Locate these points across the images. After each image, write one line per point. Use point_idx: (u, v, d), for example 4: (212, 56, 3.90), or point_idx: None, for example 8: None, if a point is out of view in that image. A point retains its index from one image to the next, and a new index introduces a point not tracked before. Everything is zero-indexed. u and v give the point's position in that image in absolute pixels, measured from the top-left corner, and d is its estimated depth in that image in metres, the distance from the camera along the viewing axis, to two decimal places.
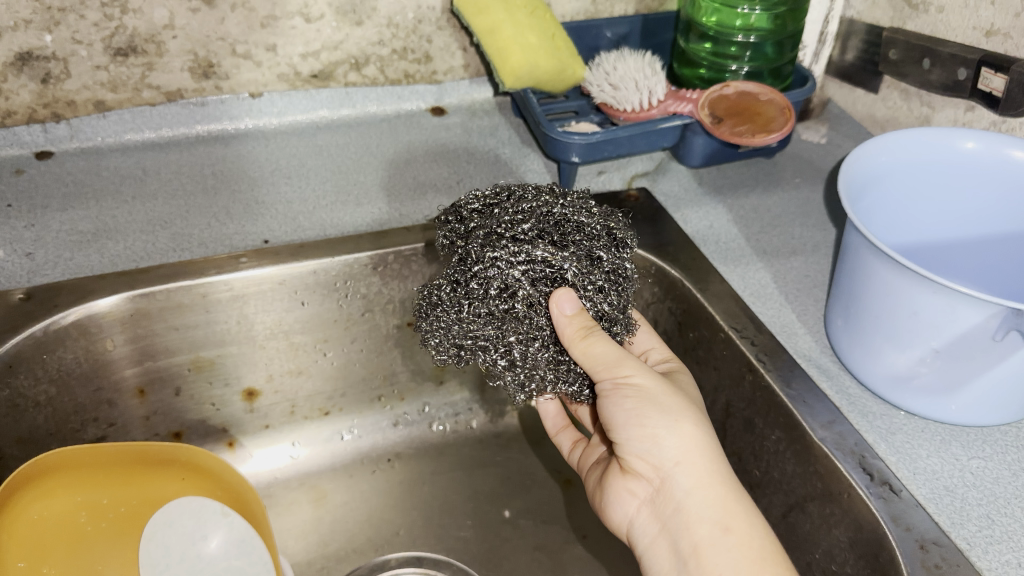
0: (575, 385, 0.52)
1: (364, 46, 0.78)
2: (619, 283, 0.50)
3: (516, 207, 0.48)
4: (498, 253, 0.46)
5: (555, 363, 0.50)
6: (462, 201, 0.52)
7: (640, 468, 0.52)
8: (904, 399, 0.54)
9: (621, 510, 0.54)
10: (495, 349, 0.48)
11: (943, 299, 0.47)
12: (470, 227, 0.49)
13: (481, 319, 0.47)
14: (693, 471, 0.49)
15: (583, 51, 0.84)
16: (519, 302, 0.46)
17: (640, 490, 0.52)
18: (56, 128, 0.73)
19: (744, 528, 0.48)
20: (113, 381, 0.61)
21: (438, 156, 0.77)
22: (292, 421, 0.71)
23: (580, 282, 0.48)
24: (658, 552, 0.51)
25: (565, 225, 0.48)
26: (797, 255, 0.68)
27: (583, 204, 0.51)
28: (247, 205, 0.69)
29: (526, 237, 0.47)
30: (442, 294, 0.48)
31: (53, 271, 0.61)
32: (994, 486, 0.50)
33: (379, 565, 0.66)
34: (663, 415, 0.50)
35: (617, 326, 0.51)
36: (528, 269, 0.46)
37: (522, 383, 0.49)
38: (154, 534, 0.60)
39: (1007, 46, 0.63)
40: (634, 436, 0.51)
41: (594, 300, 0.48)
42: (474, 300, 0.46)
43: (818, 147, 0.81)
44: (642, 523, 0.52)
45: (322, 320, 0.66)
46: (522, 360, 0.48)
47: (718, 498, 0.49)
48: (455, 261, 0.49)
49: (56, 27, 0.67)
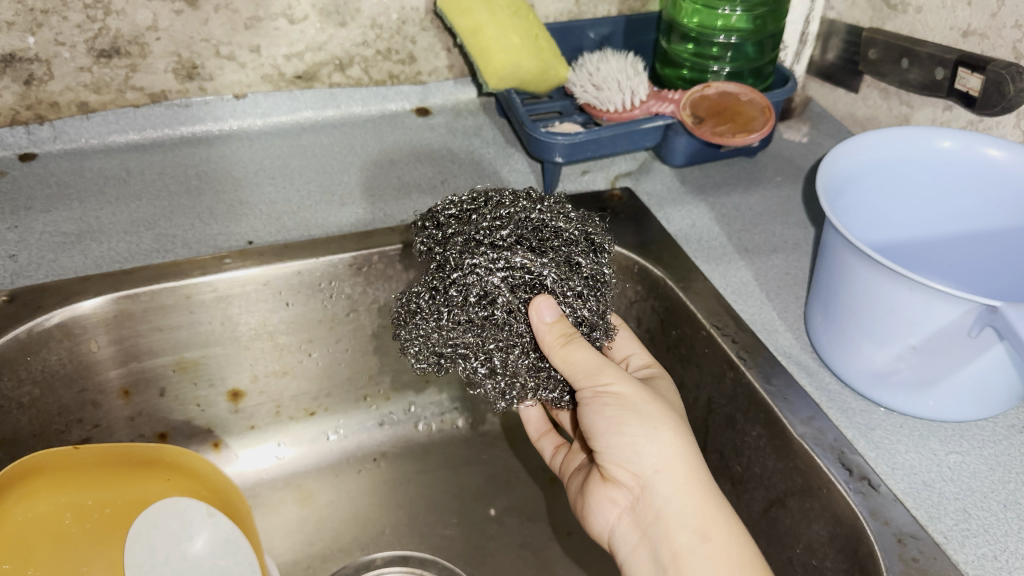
0: (556, 392, 0.53)
1: (348, 47, 0.78)
2: (597, 288, 0.50)
3: (494, 213, 0.49)
4: (477, 260, 0.46)
5: (536, 370, 0.50)
6: (439, 207, 0.53)
7: (621, 476, 0.52)
8: (883, 396, 0.55)
9: (603, 517, 0.54)
10: (475, 357, 0.48)
11: (920, 297, 0.48)
12: (448, 234, 0.50)
13: (461, 326, 0.47)
14: (674, 478, 0.50)
15: (567, 51, 0.84)
16: (499, 309, 0.47)
17: (622, 497, 0.53)
18: (39, 130, 0.73)
19: (723, 536, 0.48)
20: (97, 383, 0.61)
21: (422, 156, 0.78)
22: (277, 421, 0.71)
23: (559, 288, 0.48)
24: (639, 559, 0.51)
25: (543, 231, 0.49)
26: (778, 253, 0.68)
27: (561, 209, 0.51)
28: (231, 206, 0.70)
29: (504, 244, 0.47)
30: (421, 302, 0.48)
31: (36, 272, 0.61)
32: (971, 481, 0.51)
33: (365, 564, 0.66)
34: (643, 423, 0.51)
35: (598, 331, 0.51)
36: (506, 276, 0.47)
37: (503, 392, 0.49)
38: (139, 534, 0.59)
39: (984, 46, 0.64)
40: (614, 445, 0.51)
41: (574, 306, 0.48)
42: (453, 308, 0.47)
43: (799, 146, 0.82)
44: (623, 530, 0.53)
45: (306, 320, 0.66)
46: (502, 368, 0.48)
47: (698, 506, 0.49)
48: (433, 269, 0.49)
49: (39, 29, 0.67)
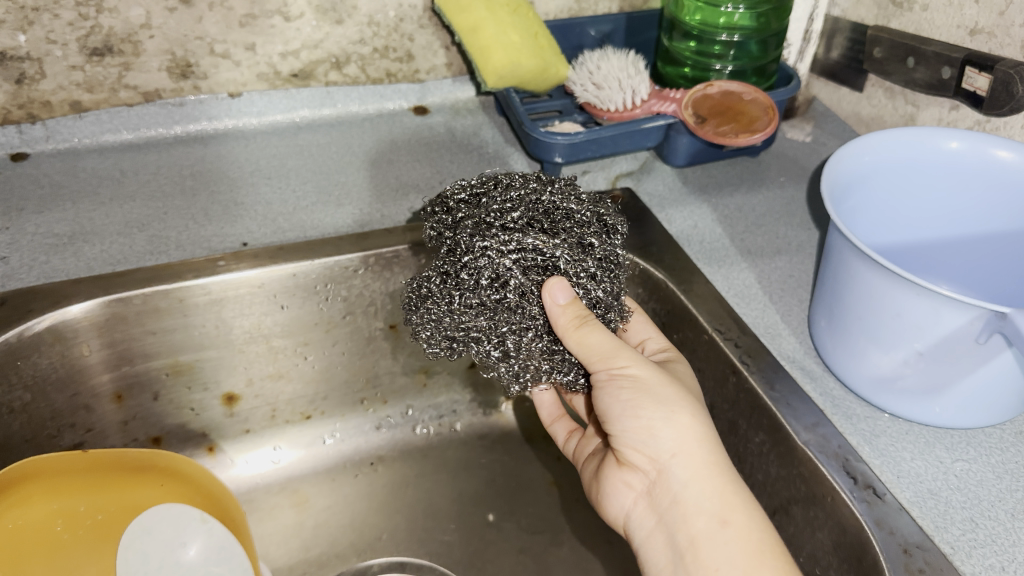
0: (569, 375, 0.52)
1: (344, 45, 0.77)
2: (611, 269, 0.50)
3: (504, 195, 0.48)
4: (488, 242, 0.45)
5: (550, 353, 0.49)
6: (448, 192, 0.51)
7: (636, 460, 0.51)
8: (888, 401, 0.54)
9: (618, 502, 0.53)
10: (488, 340, 0.47)
11: (927, 302, 0.47)
12: (458, 218, 0.49)
13: (473, 310, 0.45)
14: (691, 462, 0.49)
15: (567, 50, 0.83)
16: (512, 292, 0.45)
17: (637, 482, 0.52)
18: (31, 130, 0.72)
19: (742, 521, 0.47)
20: (89, 387, 0.60)
21: (421, 155, 0.77)
22: (273, 425, 0.70)
23: (572, 269, 0.47)
24: (654, 545, 0.50)
25: (554, 213, 0.48)
26: (781, 255, 0.67)
27: (572, 191, 0.51)
28: (226, 207, 0.69)
29: (516, 226, 0.46)
30: (431, 286, 0.47)
31: (27, 275, 0.60)
32: (978, 489, 0.50)
33: (361, 570, 0.65)
34: (659, 406, 0.50)
35: (612, 313, 0.50)
36: (518, 258, 0.45)
37: (516, 374, 0.49)
38: (132, 543, 0.57)
39: (992, 45, 0.63)
40: (631, 428, 0.50)
41: (587, 288, 0.47)
42: (465, 291, 0.45)
43: (802, 146, 0.81)
44: (639, 516, 0.52)
45: (302, 324, 0.65)
46: (516, 351, 0.47)
47: (716, 491, 0.48)
48: (443, 253, 0.48)
49: (30, 27, 0.66)
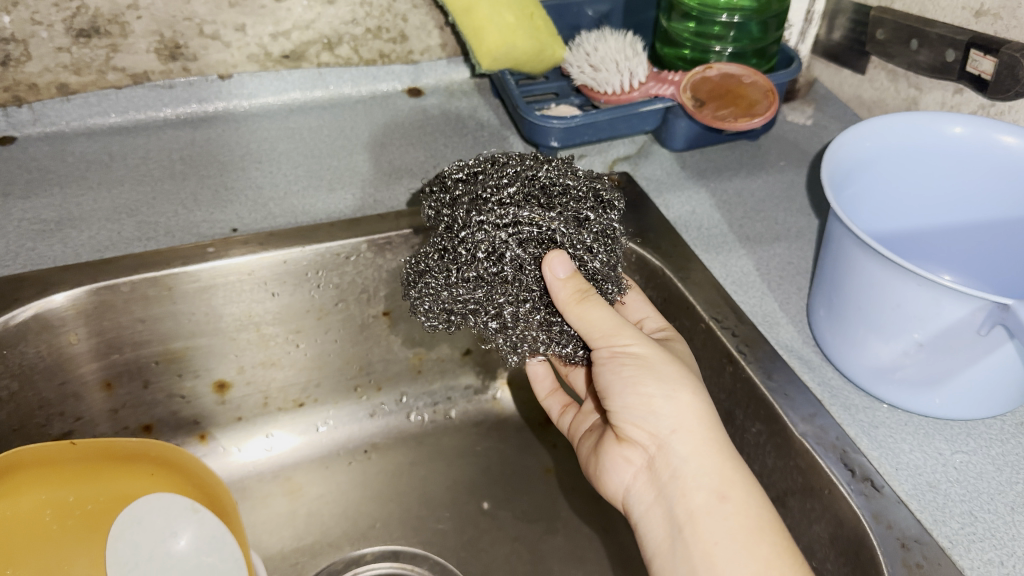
0: (569, 347, 0.50)
1: (336, 25, 0.76)
2: (608, 243, 0.49)
3: (500, 170, 0.47)
4: (484, 216, 0.44)
5: (547, 325, 0.48)
6: (444, 171, 0.50)
7: (636, 436, 0.50)
8: (887, 392, 0.53)
9: (616, 477, 0.52)
10: (485, 312, 0.46)
11: (929, 293, 0.46)
12: (454, 194, 0.48)
13: (470, 283, 0.45)
14: (690, 438, 0.48)
15: (563, 30, 0.81)
16: (508, 265, 0.45)
17: (636, 457, 0.51)
18: (18, 113, 0.71)
19: (740, 496, 0.46)
20: (78, 376, 0.60)
21: (414, 138, 0.75)
22: (266, 412, 0.69)
23: (569, 242, 0.46)
24: (652, 521, 0.49)
25: (551, 189, 0.47)
26: (780, 241, 0.66)
27: (568, 167, 0.50)
28: (216, 192, 0.67)
29: (511, 202, 0.45)
30: (429, 261, 0.47)
31: (13, 262, 0.59)
32: (978, 482, 0.49)
33: (354, 559, 0.64)
34: (659, 378, 0.49)
35: (610, 284, 0.49)
36: (514, 232, 0.45)
37: (514, 346, 0.48)
38: (121, 533, 0.58)
39: (997, 27, 0.62)
40: (629, 402, 0.50)
41: (584, 259, 0.47)
42: (462, 265, 0.45)
43: (803, 129, 0.80)
44: (637, 491, 0.51)
45: (293, 312, 0.64)
46: (513, 322, 0.46)
47: (715, 466, 0.47)
48: (440, 230, 0.47)
49: (14, 8, 0.64)
